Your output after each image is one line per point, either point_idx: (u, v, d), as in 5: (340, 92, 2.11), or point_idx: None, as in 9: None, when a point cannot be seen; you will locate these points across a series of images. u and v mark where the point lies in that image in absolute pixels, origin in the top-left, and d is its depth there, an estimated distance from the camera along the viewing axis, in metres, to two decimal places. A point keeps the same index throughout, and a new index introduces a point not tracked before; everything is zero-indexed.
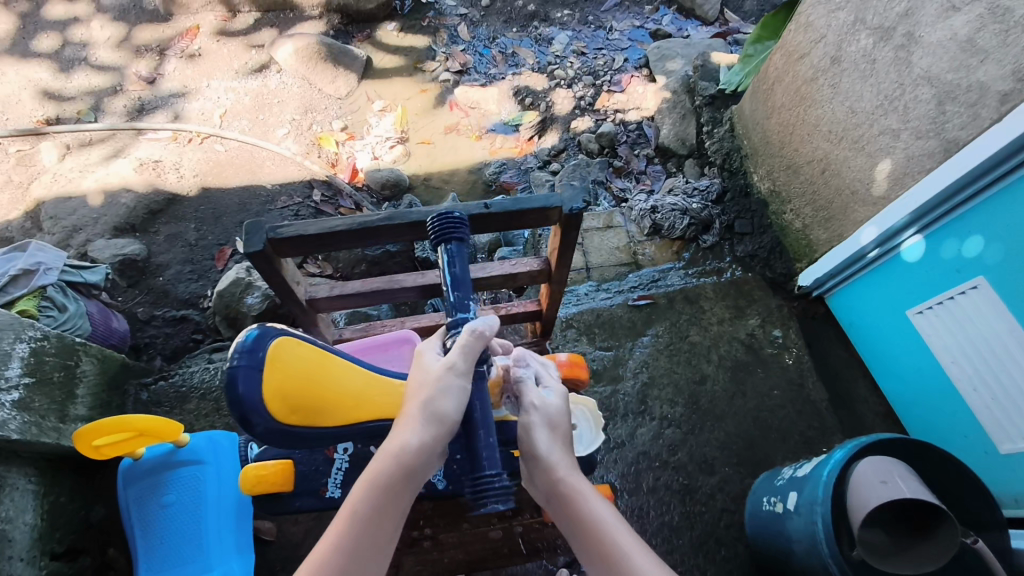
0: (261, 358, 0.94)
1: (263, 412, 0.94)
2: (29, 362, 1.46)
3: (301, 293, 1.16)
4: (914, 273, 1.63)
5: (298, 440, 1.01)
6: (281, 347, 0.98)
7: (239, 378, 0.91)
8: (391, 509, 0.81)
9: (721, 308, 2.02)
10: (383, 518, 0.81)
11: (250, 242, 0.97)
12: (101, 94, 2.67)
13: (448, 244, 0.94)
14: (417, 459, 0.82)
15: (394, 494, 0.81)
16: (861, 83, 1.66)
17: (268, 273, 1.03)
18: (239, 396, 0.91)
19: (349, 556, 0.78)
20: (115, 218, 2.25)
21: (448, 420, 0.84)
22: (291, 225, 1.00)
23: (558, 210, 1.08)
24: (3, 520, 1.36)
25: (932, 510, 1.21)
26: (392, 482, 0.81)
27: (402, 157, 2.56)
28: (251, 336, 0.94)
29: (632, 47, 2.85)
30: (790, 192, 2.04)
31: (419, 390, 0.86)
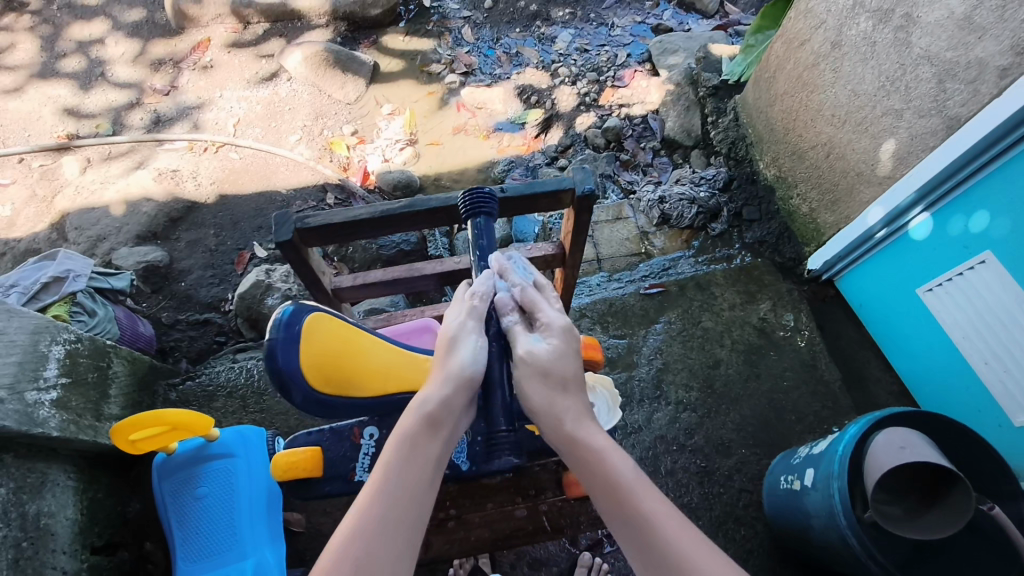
0: (298, 332, 1.00)
1: (301, 382, 0.99)
2: (64, 363, 1.52)
3: (326, 283, 1.20)
4: (922, 250, 1.65)
5: (333, 410, 1.06)
6: (316, 321, 1.03)
7: (277, 351, 0.98)
8: (421, 459, 0.84)
9: (732, 293, 2.05)
10: (414, 466, 0.83)
11: (279, 234, 1.02)
12: (119, 108, 2.74)
13: (477, 219, 1.05)
14: (440, 408, 0.90)
15: (423, 445, 0.86)
16: (863, 66, 1.69)
17: (296, 264, 1.08)
18: (279, 367, 0.97)
19: (389, 495, 0.79)
20: (137, 226, 2.32)
21: (468, 376, 0.94)
22: (317, 216, 1.05)
23: (570, 192, 1.12)
24: (46, 515, 1.43)
25: (947, 477, 1.24)
26: (418, 431, 0.87)
27: (412, 158, 2.61)
28: (287, 311, 0.99)
29: (635, 42, 2.89)
30: (796, 177, 2.07)
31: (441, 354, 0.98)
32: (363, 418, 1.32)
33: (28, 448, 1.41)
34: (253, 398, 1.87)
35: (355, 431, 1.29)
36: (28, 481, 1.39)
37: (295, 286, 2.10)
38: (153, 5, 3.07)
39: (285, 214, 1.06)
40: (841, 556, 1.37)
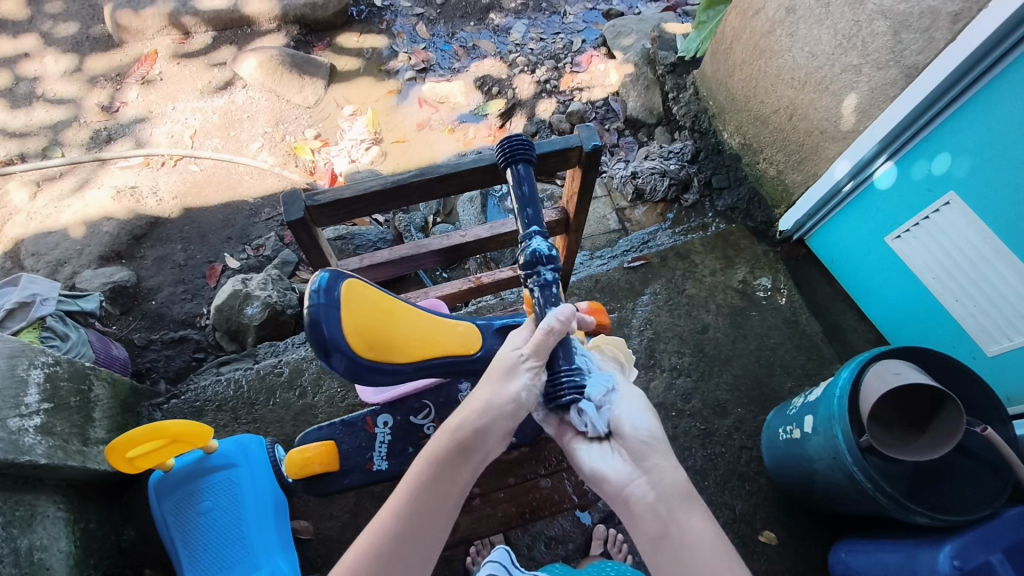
0: (337, 298, 0.98)
1: (345, 348, 0.98)
2: (45, 387, 1.44)
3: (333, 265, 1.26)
4: (888, 199, 1.73)
5: (378, 379, 1.04)
6: (354, 288, 1.01)
7: (320, 317, 0.95)
8: (446, 486, 0.76)
9: (712, 259, 2.10)
10: (433, 495, 0.76)
11: (290, 212, 1.04)
12: (63, 128, 2.62)
13: (517, 166, 1.02)
14: (472, 430, 0.80)
15: (442, 483, 0.77)
16: (818, 27, 1.76)
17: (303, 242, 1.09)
18: (323, 332, 0.95)
19: (402, 528, 0.73)
20: (99, 247, 2.22)
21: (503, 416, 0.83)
22: (326, 191, 1.07)
23: (577, 150, 1.15)
24: (40, 549, 1.34)
25: (943, 403, 1.31)
26: (446, 455, 0.78)
27: (379, 158, 2.58)
28: (324, 277, 0.98)
29: (588, 28, 2.93)
30: (761, 142, 2.13)
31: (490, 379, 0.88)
32: (375, 408, 1.33)
33: (14, 479, 1.33)
34: (244, 408, 1.80)
35: (369, 420, 1.30)
36: (17, 514, 1.31)
37: (274, 293, 2.04)
38: (89, 19, 2.95)
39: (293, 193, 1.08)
40: (847, 495, 1.42)
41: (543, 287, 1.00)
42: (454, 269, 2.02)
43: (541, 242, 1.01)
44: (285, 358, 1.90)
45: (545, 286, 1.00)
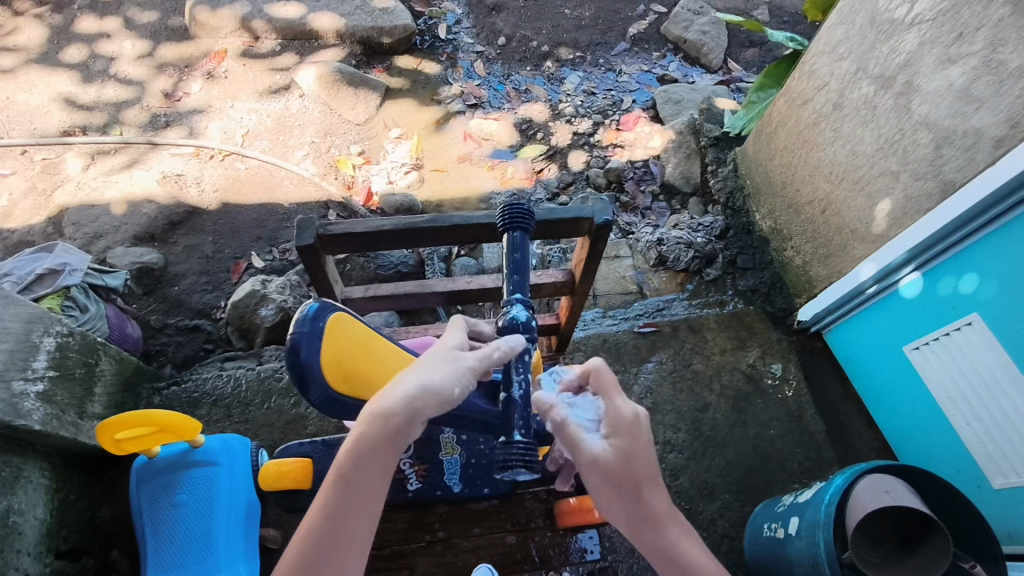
0: (321, 329, 1.07)
1: (319, 378, 1.07)
2: (54, 356, 1.49)
3: (341, 291, 1.34)
4: (909, 309, 1.69)
5: (349, 411, 1.12)
6: (340, 319, 1.12)
7: (300, 344, 1.05)
8: (373, 470, 0.88)
9: (723, 338, 2.08)
10: (362, 481, 0.88)
11: (301, 238, 1.12)
12: (124, 107, 2.75)
13: (513, 233, 1.07)
14: (397, 417, 0.90)
15: (369, 477, 0.88)
16: (862, 128, 1.77)
17: (313, 266, 1.18)
18: (301, 359, 1.05)
19: (334, 518, 0.86)
20: (135, 227, 2.32)
21: (428, 405, 0.92)
22: (339, 223, 1.13)
23: (588, 221, 1.18)
24: (16, 512, 1.37)
25: (933, 529, 1.26)
26: (373, 443, 0.89)
27: (416, 183, 2.65)
28: (313, 308, 1.07)
29: (641, 89, 2.98)
30: (791, 230, 2.13)
31: (426, 363, 0.98)
32: None
33: (7, 440, 1.37)
34: (239, 407, 1.83)
35: None
36: (2, 475, 1.34)
37: (290, 298, 2.09)
38: (170, 11, 3.11)
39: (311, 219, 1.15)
40: None
41: (514, 352, 1.03)
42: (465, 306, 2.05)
43: (522, 310, 1.07)
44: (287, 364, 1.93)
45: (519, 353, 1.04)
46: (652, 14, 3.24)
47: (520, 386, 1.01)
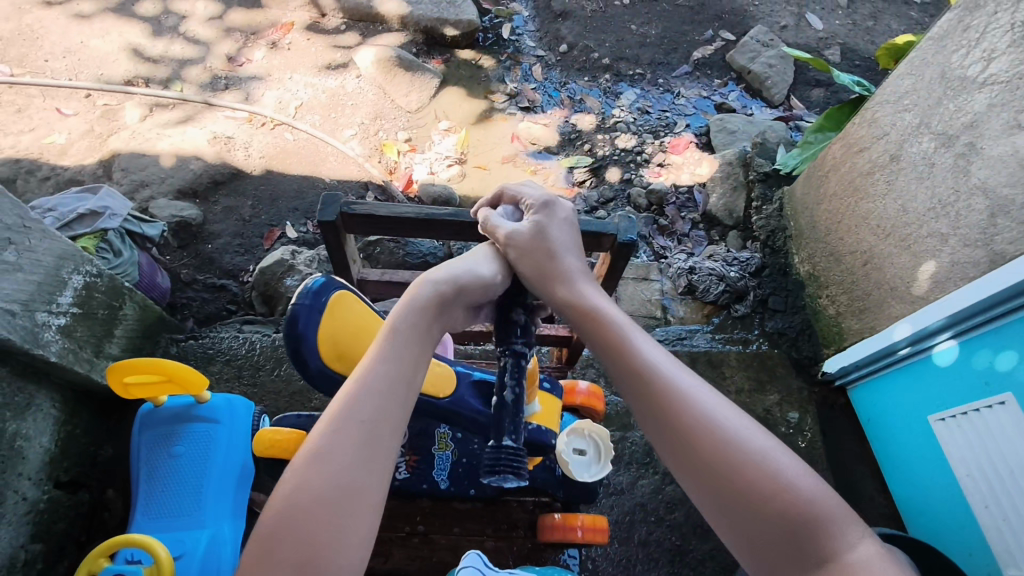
0: (322, 304, 1.10)
1: (314, 352, 1.08)
2: (79, 293, 1.53)
3: (358, 272, 1.36)
4: (941, 377, 1.61)
5: (340, 389, 1.14)
6: (341, 299, 1.14)
7: (299, 315, 1.07)
8: (414, 346, 0.91)
9: (742, 377, 2.02)
10: (405, 355, 0.89)
11: (324, 212, 1.13)
12: (187, 65, 2.82)
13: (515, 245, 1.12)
14: (439, 297, 0.97)
15: (375, 419, 0.81)
16: (917, 185, 1.70)
17: (332, 243, 1.19)
18: (298, 330, 1.07)
19: (377, 381, 0.84)
20: (181, 182, 2.38)
21: (474, 286, 1.02)
22: (363, 204, 1.14)
23: (612, 238, 1.20)
24: (23, 438, 1.41)
25: None
26: (415, 318, 0.93)
27: (457, 177, 2.66)
28: (317, 282, 1.10)
29: (696, 114, 2.93)
30: (829, 278, 2.07)
31: (469, 258, 1.08)
32: None
33: (24, 367, 1.41)
34: (249, 370, 1.86)
35: None
36: (14, 400, 1.38)
37: (315, 272, 2.11)
38: None
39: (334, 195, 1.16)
40: None
41: (512, 356, 0.99)
42: None
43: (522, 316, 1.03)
44: None
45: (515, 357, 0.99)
46: (719, 40, 3.18)
47: (514, 390, 0.95)
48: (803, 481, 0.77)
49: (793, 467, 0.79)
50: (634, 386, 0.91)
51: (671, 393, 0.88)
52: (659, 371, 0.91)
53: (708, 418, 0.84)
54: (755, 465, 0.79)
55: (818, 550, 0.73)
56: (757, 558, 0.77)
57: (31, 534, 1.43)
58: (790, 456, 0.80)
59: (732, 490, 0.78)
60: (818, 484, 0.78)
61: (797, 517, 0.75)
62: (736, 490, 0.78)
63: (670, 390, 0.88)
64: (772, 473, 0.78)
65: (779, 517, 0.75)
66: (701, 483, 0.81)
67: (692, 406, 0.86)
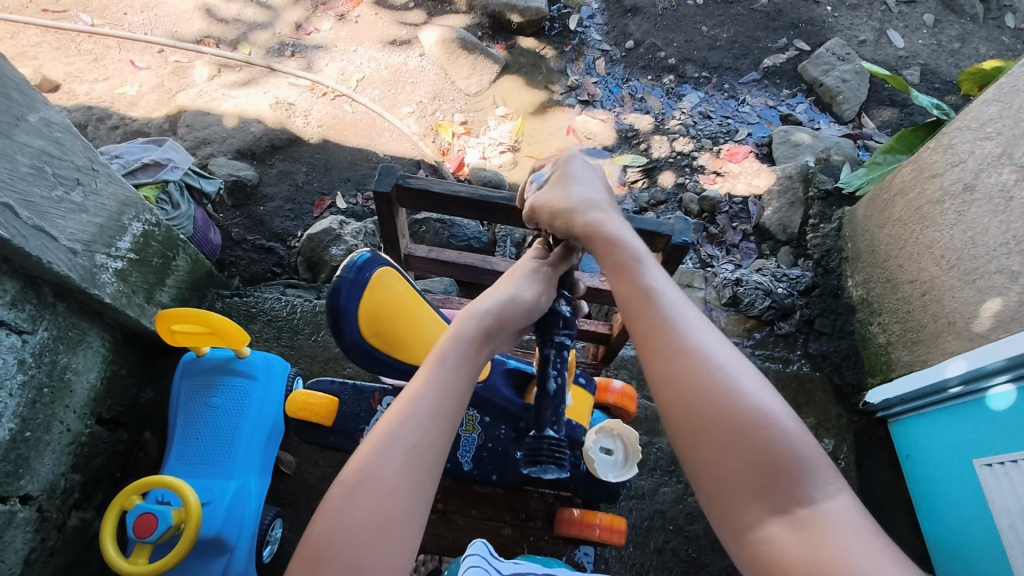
0: (365, 279, 1.10)
1: (353, 326, 1.09)
2: (137, 240, 1.58)
3: (406, 247, 1.37)
4: (992, 422, 1.52)
5: (375, 365, 1.15)
6: (383, 276, 1.14)
7: (343, 289, 1.08)
8: (470, 365, 0.89)
9: (778, 397, 1.96)
10: (459, 375, 0.87)
11: (381, 183, 1.14)
12: (256, 28, 2.88)
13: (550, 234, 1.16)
14: (498, 323, 0.96)
15: (423, 444, 0.78)
16: (990, 217, 1.62)
17: (386, 215, 1.20)
18: (340, 304, 1.07)
19: (436, 402, 0.83)
20: (240, 143, 2.44)
21: (517, 316, 0.98)
22: (419, 179, 1.16)
23: (665, 239, 1.19)
24: (73, 371, 1.47)
25: None
26: (472, 338, 0.92)
27: (508, 164, 2.65)
28: (362, 257, 1.10)
29: (760, 124, 2.85)
30: (882, 305, 1.99)
31: (516, 274, 1.04)
32: (387, 386, 1.37)
33: (80, 305, 1.46)
34: (288, 332, 1.89)
35: (376, 396, 1.34)
36: (68, 334, 1.44)
37: (361, 244, 2.13)
38: None
39: (392, 168, 1.18)
40: None
41: (554, 347, 1.01)
42: None
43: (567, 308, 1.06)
44: None
45: (559, 348, 1.01)
46: (793, 49, 3.08)
47: (556, 380, 0.99)
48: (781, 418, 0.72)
49: (768, 400, 0.73)
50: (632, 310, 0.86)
51: (668, 319, 0.82)
52: (661, 298, 0.85)
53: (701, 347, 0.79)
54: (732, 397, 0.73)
55: (791, 487, 0.68)
56: (717, 483, 0.71)
57: (71, 464, 1.49)
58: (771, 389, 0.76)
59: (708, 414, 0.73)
60: (797, 424, 0.72)
61: (769, 451, 0.69)
62: (710, 419, 0.72)
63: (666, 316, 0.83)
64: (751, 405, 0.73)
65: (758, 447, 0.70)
66: (669, 409, 0.76)
67: (686, 331, 0.80)
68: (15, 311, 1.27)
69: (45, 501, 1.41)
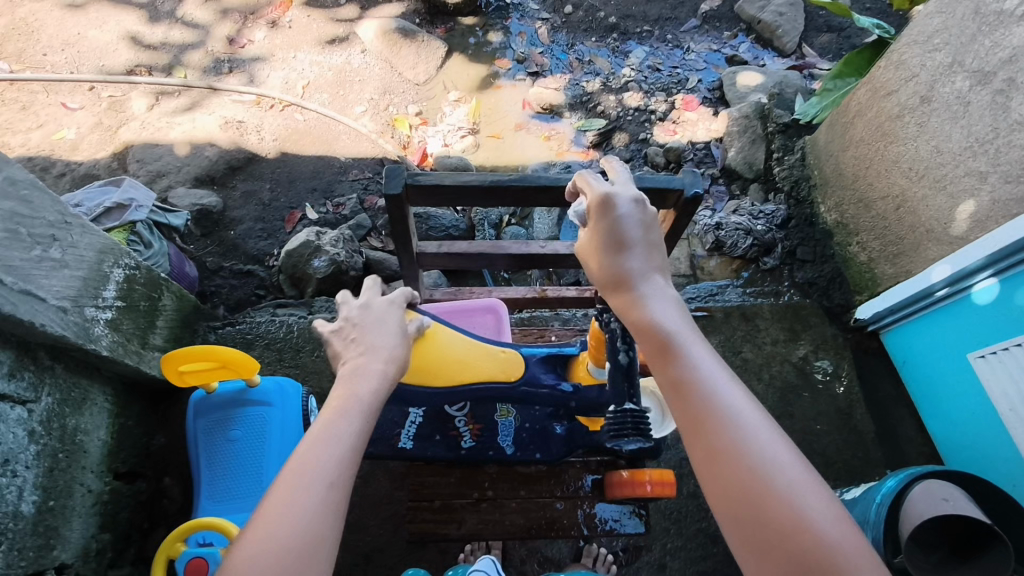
0: None
1: None
2: (122, 287, 1.53)
3: (416, 245, 1.38)
4: (981, 316, 1.60)
5: (417, 398, 1.23)
6: None
7: None
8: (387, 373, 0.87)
9: (776, 328, 2.02)
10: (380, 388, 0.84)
11: (391, 185, 1.12)
12: (185, 48, 2.77)
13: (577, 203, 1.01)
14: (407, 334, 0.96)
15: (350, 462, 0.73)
16: (951, 124, 1.68)
17: (395, 217, 1.19)
18: None
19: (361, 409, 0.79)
20: (197, 169, 2.36)
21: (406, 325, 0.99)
22: (427, 175, 1.14)
23: (678, 193, 1.19)
24: (82, 432, 1.42)
25: (979, 534, 1.21)
26: (389, 349, 0.91)
27: (471, 147, 2.63)
28: None
29: (707, 69, 2.89)
30: (859, 225, 2.06)
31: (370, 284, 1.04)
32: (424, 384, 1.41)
33: (76, 362, 1.41)
34: (290, 352, 1.86)
35: None
36: (71, 395, 1.39)
37: (342, 252, 2.09)
38: None
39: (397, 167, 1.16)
40: None
41: None
42: (530, 275, 2.12)
43: None
44: (338, 316, 1.94)
45: None
46: None
47: None
48: (843, 535, 0.57)
49: (821, 504, 0.59)
50: (671, 405, 0.69)
51: (691, 384, 0.69)
52: (684, 356, 0.71)
53: (755, 449, 0.63)
54: (788, 513, 0.59)
55: None
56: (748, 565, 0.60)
57: (100, 525, 1.45)
58: (830, 496, 0.60)
59: (751, 531, 0.60)
60: (835, 516, 0.59)
61: (795, 543, 0.57)
62: (731, 489, 0.62)
63: (712, 407, 0.66)
64: (803, 521, 0.58)
65: (784, 535, 0.58)
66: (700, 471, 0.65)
67: (711, 401, 0.67)
68: (16, 382, 1.22)
69: (80, 567, 1.37)
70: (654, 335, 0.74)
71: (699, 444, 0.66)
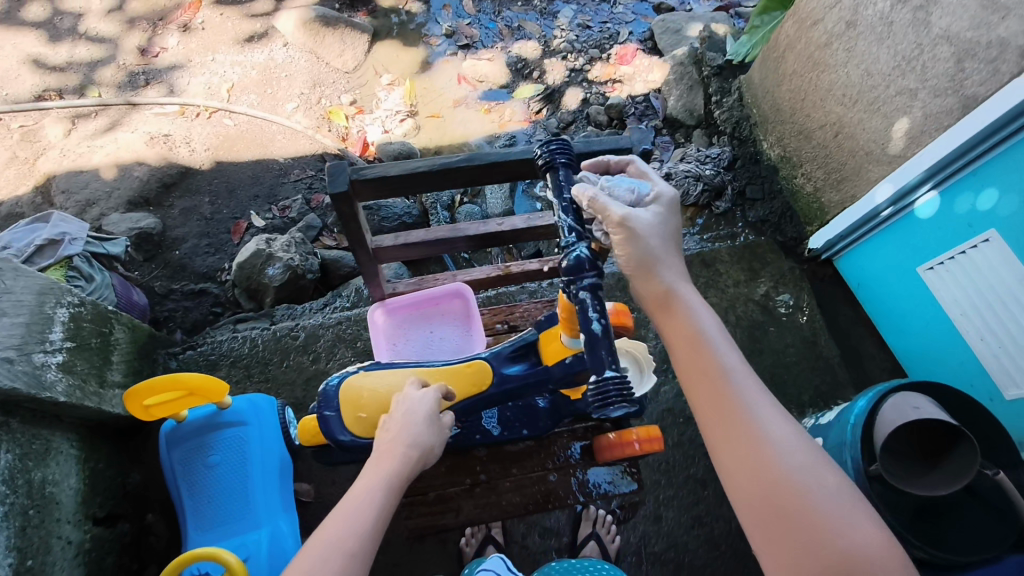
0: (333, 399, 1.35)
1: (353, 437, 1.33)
2: (69, 327, 1.46)
3: (372, 242, 1.35)
4: (926, 230, 1.66)
5: None
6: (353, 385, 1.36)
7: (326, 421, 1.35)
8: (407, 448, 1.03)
9: (736, 270, 2.06)
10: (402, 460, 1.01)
11: (336, 182, 1.08)
12: (95, 65, 2.62)
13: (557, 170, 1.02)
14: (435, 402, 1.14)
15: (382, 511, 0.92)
16: (878, 46, 1.72)
17: (346, 215, 1.15)
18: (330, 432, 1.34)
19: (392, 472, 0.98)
20: (128, 191, 2.25)
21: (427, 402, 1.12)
22: (373, 167, 1.12)
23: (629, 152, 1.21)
24: (52, 483, 1.36)
25: (950, 437, 1.26)
26: (423, 417, 1.10)
27: (412, 130, 2.57)
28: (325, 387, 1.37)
29: (637, 20, 2.87)
30: (802, 157, 2.10)
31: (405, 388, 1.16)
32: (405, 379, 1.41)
33: (32, 413, 1.34)
34: (257, 366, 1.81)
35: None
36: (33, 448, 1.32)
37: (296, 256, 2.03)
38: None
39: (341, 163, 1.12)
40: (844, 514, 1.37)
41: (585, 289, 0.92)
42: (489, 253, 2.11)
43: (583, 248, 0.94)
44: (302, 322, 1.89)
45: (591, 289, 0.92)
46: None
47: (599, 320, 0.91)
48: (860, 532, 0.67)
49: (841, 499, 0.69)
50: (704, 394, 0.80)
51: (725, 378, 0.80)
52: (717, 354, 0.82)
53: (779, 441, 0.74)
54: (824, 514, 0.68)
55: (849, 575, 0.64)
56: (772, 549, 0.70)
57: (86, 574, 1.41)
58: (849, 494, 0.70)
59: (775, 516, 0.70)
60: (857, 513, 0.68)
61: (819, 531, 0.67)
62: (761, 473, 0.72)
63: (740, 399, 0.78)
64: (823, 515, 0.68)
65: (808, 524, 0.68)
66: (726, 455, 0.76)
67: (742, 395, 0.78)
68: None
69: None
70: (692, 333, 0.84)
71: (726, 430, 0.77)
